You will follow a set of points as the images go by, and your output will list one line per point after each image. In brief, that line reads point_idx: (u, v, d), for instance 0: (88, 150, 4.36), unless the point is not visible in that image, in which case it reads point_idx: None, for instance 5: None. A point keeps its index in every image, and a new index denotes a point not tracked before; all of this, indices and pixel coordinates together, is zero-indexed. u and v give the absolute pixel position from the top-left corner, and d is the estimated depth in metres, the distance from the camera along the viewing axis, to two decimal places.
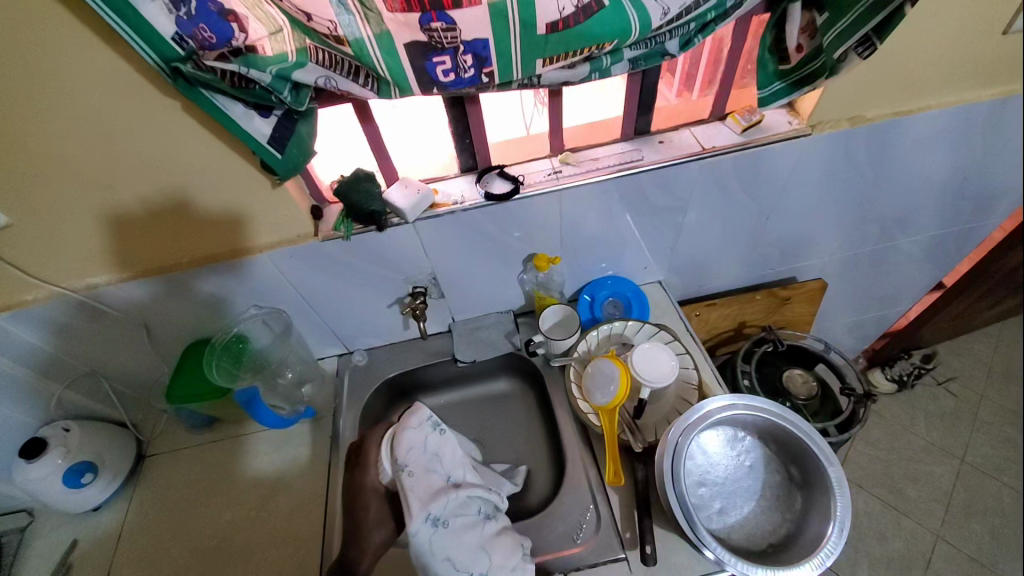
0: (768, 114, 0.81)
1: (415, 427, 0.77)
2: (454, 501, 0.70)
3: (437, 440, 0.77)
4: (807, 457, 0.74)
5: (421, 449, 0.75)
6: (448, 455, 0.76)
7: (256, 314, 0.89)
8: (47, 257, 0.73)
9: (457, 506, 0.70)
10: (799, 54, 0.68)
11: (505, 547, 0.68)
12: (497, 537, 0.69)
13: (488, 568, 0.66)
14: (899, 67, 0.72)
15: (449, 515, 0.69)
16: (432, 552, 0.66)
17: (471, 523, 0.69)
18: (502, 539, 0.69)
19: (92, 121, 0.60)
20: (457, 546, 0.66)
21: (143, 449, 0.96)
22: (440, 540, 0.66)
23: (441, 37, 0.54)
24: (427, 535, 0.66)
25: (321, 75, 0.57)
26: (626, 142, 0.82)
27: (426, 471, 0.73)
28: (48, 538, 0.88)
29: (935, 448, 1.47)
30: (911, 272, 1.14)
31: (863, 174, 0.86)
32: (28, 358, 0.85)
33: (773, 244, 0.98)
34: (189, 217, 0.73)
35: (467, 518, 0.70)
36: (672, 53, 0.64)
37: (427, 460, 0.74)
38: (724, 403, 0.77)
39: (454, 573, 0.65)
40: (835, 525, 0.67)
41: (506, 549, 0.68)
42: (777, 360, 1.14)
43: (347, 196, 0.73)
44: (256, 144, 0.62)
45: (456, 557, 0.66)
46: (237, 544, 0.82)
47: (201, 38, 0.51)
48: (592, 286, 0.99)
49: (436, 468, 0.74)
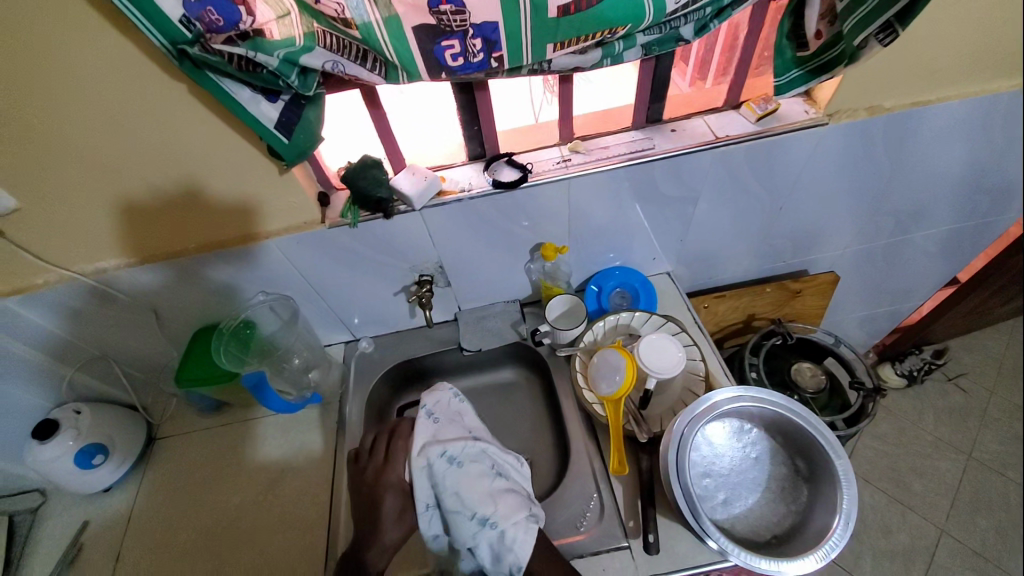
0: (784, 103, 0.79)
1: (438, 391, 0.84)
2: (472, 448, 0.74)
3: (461, 405, 0.83)
4: (814, 450, 0.74)
5: (448, 403, 0.82)
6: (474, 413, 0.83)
7: (264, 300, 0.89)
8: (59, 241, 0.74)
9: (473, 452, 0.74)
10: (819, 41, 0.66)
11: (510, 499, 0.69)
12: (505, 489, 0.70)
13: (490, 513, 0.67)
14: (923, 54, 0.70)
15: (463, 458, 0.73)
16: (442, 485, 0.71)
17: (482, 470, 0.72)
18: (508, 493, 0.70)
19: (98, 105, 0.60)
20: (466, 485, 0.70)
21: (154, 431, 0.98)
22: (452, 475, 0.71)
23: (450, 20, 0.53)
24: (439, 469, 0.72)
25: (329, 59, 0.56)
26: (637, 130, 0.81)
27: (452, 420, 0.79)
28: (62, 518, 0.90)
29: (943, 444, 1.46)
30: (925, 266, 1.12)
31: (880, 166, 0.84)
32: (40, 341, 0.86)
33: (784, 236, 0.97)
34: (195, 203, 0.73)
35: (481, 467, 0.72)
36: (687, 38, 0.62)
37: (453, 412, 0.81)
38: (730, 394, 0.77)
39: (459, 509, 0.69)
40: (841, 518, 0.67)
41: (511, 502, 0.68)
42: (786, 353, 1.13)
43: (353, 183, 0.73)
44: (263, 129, 0.61)
45: (463, 495, 0.69)
46: (245, 526, 0.84)
47: (208, 20, 0.50)
48: (599, 277, 0.98)
49: (460, 421, 0.80)
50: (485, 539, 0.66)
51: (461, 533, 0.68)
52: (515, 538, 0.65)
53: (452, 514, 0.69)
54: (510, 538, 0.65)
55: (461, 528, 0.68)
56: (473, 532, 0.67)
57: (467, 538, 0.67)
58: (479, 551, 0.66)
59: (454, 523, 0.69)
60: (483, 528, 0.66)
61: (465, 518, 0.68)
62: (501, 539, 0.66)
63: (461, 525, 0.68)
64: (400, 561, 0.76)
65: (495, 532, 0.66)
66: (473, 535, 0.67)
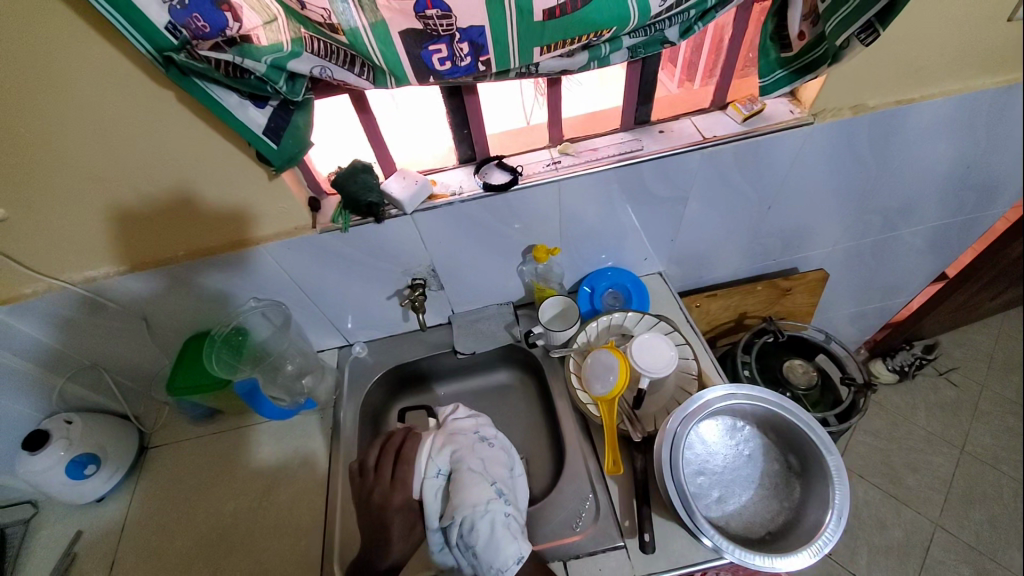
0: (770, 103, 0.80)
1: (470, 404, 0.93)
2: (502, 438, 0.81)
3: None
4: (806, 446, 0.74)
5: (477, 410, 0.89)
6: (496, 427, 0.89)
7: (256, 306, 0.88)
8: (46, 251, 0.73)
9: (501, 441, 0.81)
10: (802, 41, 0.68)
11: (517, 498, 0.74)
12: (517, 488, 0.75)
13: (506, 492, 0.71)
14: (902, 56, 0.72)
15: (493, 441, 0.80)
16: (469, 450, 0.76)
17: (503, 459, 0.77)
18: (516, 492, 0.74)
19: (85, 113, 0.60)
20: (491, 460, 0.76)
21: (146, 440, 0.97)
22: (480, 449, 0.77)
23: (437, 25, 0.53)
24: (469, 440, 0.78)
25: (317, 64, 0.56)
26: (626, 132, 0.81)
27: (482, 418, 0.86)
28: (54, 529, 0.89)
29: (936, 438, 1.47)
30: (913, 263, 1.13)
31: (865, 163, 0.85)
32: (27, 351, 0.85)
33: (774, 235, 0.98)
34: (185, 211, 0.73)
35: (504, 456, 0.78)
36: (672, 40, 0.63)
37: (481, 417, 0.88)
38: (723, 392, 0.77)
39: (480, 473, 0.73)
40: (834, 513, 0.68)
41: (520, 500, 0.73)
42: (778, 349, 1.13)
43: (344, 187, 0.73)
44: (251, 135, 0.61)
45: (486, 466, 0.74)
46: (241, 534, 0.83)
47: (194, 27, 0.51)
48: (592, 278, 0.99)
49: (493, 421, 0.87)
50: (493, 507, 0.68)
51: (466, 497, 0.69)
52: (516, 528, 0.68)
53: (467, 477, 0.72)
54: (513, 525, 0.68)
55: (475, 489, 0.70)
56: (486, 495, 0.70)
57: (478, 499, 0.69)
58: (478, 518, 0.67)
59: (469, 482, 0.71)
60: (495, 498, 0.70)
61: (484, 482, 0.71)
62: (506, 520, 0.68)
63: (479, 485, 0.70)
64: None
65: (504, 509, 0.69)
66: (485, 499, 0.69)
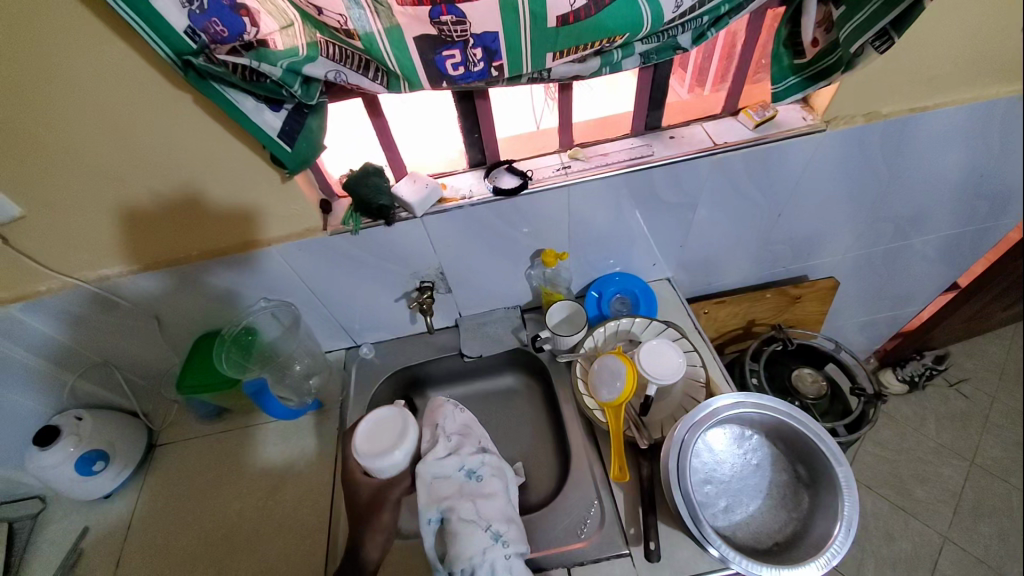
0: (781, 110, 0.80)
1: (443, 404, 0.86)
2: (489, 462, 0.76)
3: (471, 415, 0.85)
4: (815, 456, 0.73)
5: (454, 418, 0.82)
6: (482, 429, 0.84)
7: (265, 307, 0.89)
8: (60, 249, 0.75)
9: (488, 466, 0.76)
10: (814, 48, 0.68)
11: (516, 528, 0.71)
12: (515, 517, 0.72)
13: (503, 531, 0.68)
14: (917, 64, 0.71)
15: (480, 470, 0.75)
16: (456, 495, 0.71)
17: (496, 488, 0.74)
18: (515, 522, 0.71)
19: (102, 114, 0.61)
20: (481, 500, 0.71)
21: (155, 437, 0.98)
22: (466, 491, 0.72)
23: (451, 30, 0.54)
24: (453, 483, 0.73)
25: (332, 69, 0.57)
26: (637, 138, 0.82)
27: (460, 436, 0.79)
28: (62, 524, 0.90)
29: (945, 450, 1.45)
30: (924, 273, 1.12)
31: (877, 171, 0.85)
32: (40, 347, 0.86)
33: (784, 242, 0.97)
34: (196, 212, 0.74)
35: (495, 484, 0.74)
36: (685, 47, 0.63)
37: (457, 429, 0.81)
38: (731, 400, 0.77)
39: (473, 519, 0.69)
40: (842, 524, 0.67)
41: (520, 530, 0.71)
42: (787, 358, 1.13)
43: (355, 191, 0.74)
44: (266, 138, 0.62)
45: (477, 507, 0.70)
46: (246, 533, 0.84)
47: (213, 31, 0.51)
48: (600, 283, 0.98)
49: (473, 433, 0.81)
50: (494, 554, 0.66)
51: (466, 550, 0.66)
52: (518, 569, 0.67)
53: (462, 527, 0.68)
54: (516, 568, 0.66)
55: (470, 540, 0.66)
56: (483, 545, 0.66)
57: (475, 551, 0.66)
58: (479, 570, 0.65)
59: (462, 534, 0.67)
60: (493, 544, 0.67)
61: (479, 529, 0.68)
62: (507, 563, 0.66)
63: (474, 535, 0.67)
64: (397, 567, 0.76)
65: (504, 553, 0.67)
66: (483, 549, 0.66)
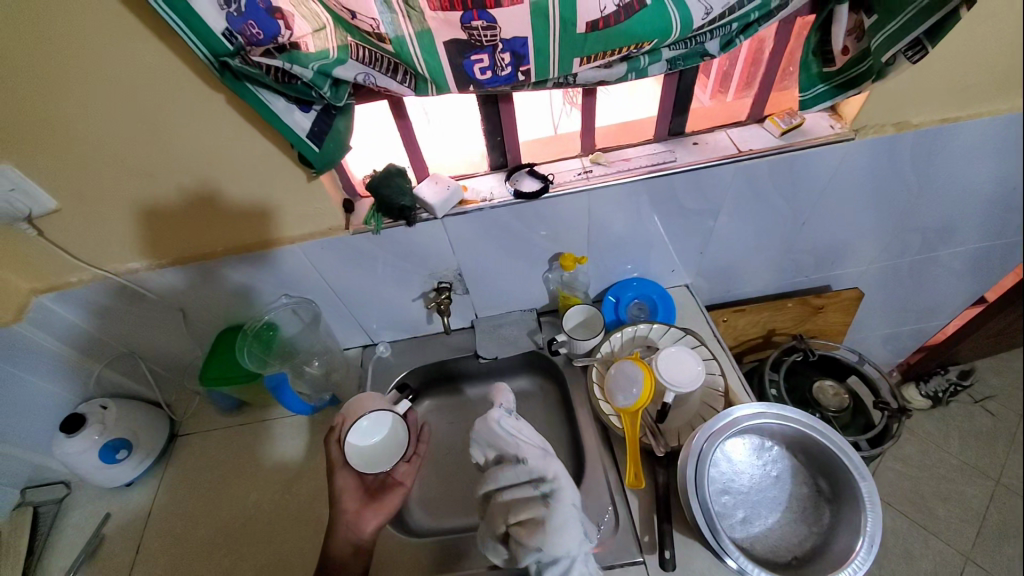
0: (808, 118, 0.79)
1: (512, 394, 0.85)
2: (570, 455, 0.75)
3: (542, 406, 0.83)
4: (837, 470, 0.72)
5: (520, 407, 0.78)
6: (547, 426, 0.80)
7: (286, 304, 0.91)
8: (95, 242, 0.77)
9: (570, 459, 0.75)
10: (845, 56, 0.66)
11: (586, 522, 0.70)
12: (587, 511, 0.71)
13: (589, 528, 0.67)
14: (955, 70, 0.69)
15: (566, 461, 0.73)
16: (567, 479, 0.68)
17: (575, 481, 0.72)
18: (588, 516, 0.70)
19: (140, 112, 0.63)
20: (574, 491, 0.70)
21: (176, 428, 1.00)
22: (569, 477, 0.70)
23: (481, 35, 0.54)
24: (559, 466, 0.70)
25: (361, 71, 0.57)
26: (659, 143, 0.81)
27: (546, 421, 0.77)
28: (86, 509, 0.92)
29: (969, 468, 1.41)
30: (951, 286, 1.09)
31: (906, 181, 0.83)
32: (71, 336, 0.89)
33: (807, 251, 0.96)
34: (224, 209, 0.76)
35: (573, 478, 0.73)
36: (712, 54, 0.63)
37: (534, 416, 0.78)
38: (752, 410, 0.75)
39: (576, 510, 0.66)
40: (865, 540, 0.66)
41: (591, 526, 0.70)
42: (808, 368, 1.11)
43: (377, 190, 0.75)
44: (295, 138, 0.63)
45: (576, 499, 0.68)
46: (261, 525, 0.85)
47: (249, 34, 0.52)
48: (617, 288, 0.98)
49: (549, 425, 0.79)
50: (582, 549, 0.65)
51: (567, 536, 0.63)
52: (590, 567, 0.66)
53: (570, 513, 0.65)
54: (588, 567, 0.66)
55: (572, 532, 0.64)
56: (579, 539, 0.64)
57: (571, 544, 0.64)
58: (563, 560, 0.64)
59: (569, 522, 0.64)
60: (584, 540, 0.65)
61: (577, 521, 0.65)
62: (584, 558, 0.66)
63: (575, 529, 0.64)
64: (409, 566, 0.76)
65: (587, 548, 0.66)
66: (577, 544, 0.64)
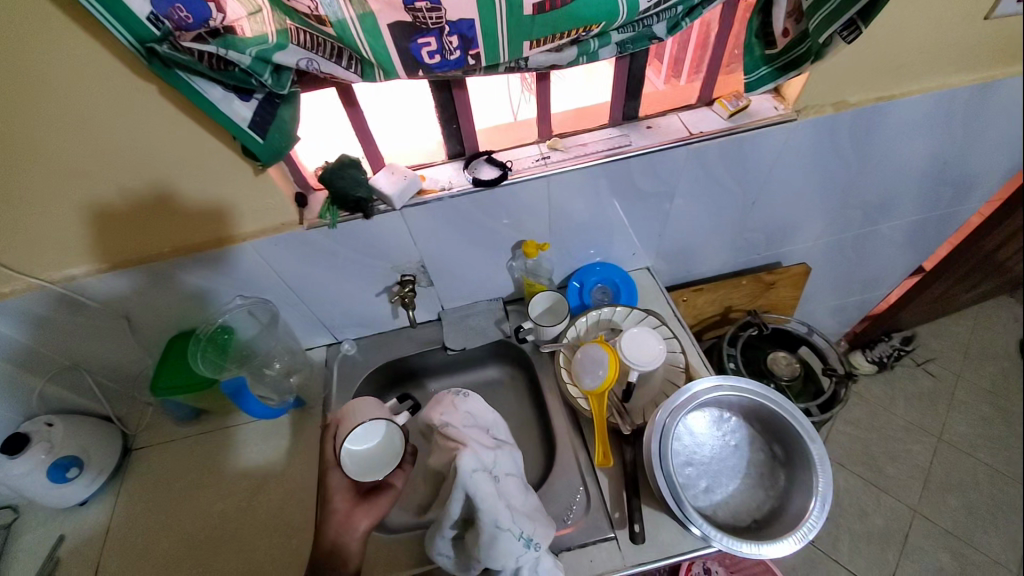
0: (754, 100, 0.82)
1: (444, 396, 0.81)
2: (504, 458, 0.73)
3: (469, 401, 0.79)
4: (790, 435, 0.76)
5: (456, 411, 0.77)
6: (488, 421, 0.79)
7: (241, 304, 0.87)
8: (23, 250, 0.71)
9: (504, 463, 0.72)
10: (786, 38, 0.69)
11: (540, 520, 0.70)
12: (536, 510, 0.71)
13: (535, 535, 0.67)
14: (885, 51, 0.73)
15: (499, 469, 0.71)
16: (492, 499, 0.66)
17: (514, 485, 0.71)
18: (533, 512, 0.70)
19: (60, 107, 0.58)
20: (513, 501, 0.68)
21: (130, 442, 0.95)
22: (498, 493, 0.68)
23: (426, 18, 0.53)
24: (488, 482, 0.67)
25: (303, 57, 0.55)
26: (614, 127, 0.82)
27: (473, 429, 0.75)
28: (35, 534, 0.87)
29: (914, 428, 1.51)
30: (891, 257, 1.17)
31: (845, 158, 0.87)
32: (3, 351, 0.82)
33: (759, 230, 1.00)
34: (169, 209, 0.72)
35: (513, 482, 0.71)
36: (660, 36, 0.63)
37: (465, 420, 0.77)
38: (710, 384, 0.78)
39: (508, 525, 0.65)
40: (817, 499, 0.70)
41: (544, 524, 0.70)
42: (762, 342, 1.16)
43: (331, 181, 0.72)
44: (237, 129, 0.60)
45: (512, 512, 0.67)
46: (229, 534, 0.82)
47: (177, 18, 0.50)
48: (581, 273, 0.99)
49: (479, 428, 0.76)
50: (524, 560, 0.65)
51: (501, 552, 0.64)
52: (546, 566, 0.67)
53: (500, 533, 0.64)
54: (543, 568, 0.67)
55: (507, 549, 0.64)
56: (517, 553, 0.65)
57: (511, 557, 0.64)
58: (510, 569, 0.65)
59: (498, 542, 0.64)
60: (527, 550, 0.65)
61: (513, 537, 0.65)
62: (535, 562, 0.66)
63: (511, 544, 0.64)
64: (385, 562, 0.75)
65: (535, 554, 0.66)
66: (517, 557, 0.65)
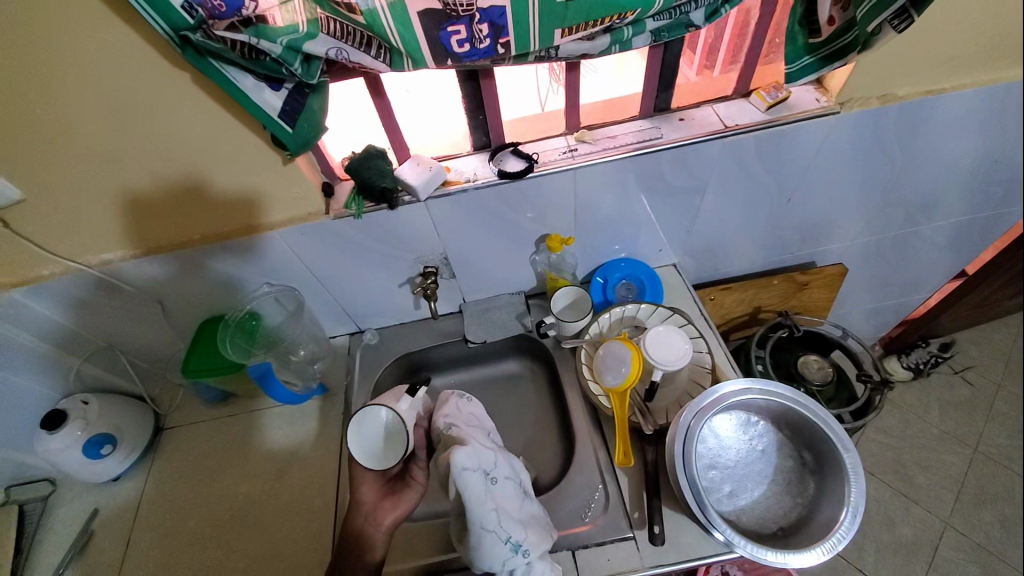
0: (795, 91, 0.78)
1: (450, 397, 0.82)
2: (502, 461, 0.73)
3: (469, 405, 0.81)
4: (822, 443, 0.73)
5: (459, 412, 0.79)
6: (488, 424, 0.81)
7: (269, 291, 0.89)
8: (65, 234, 0.74)
9: (501, 466, 0.72)
10: (831, 27, 0.65)
11: (537, 527, 0.69)
12: (532, 516, 0.70)
13: (525, 542, 0.66)
14: (938, 41, 0.69)
15: (496, 472, 0.71)
16: (479, 501, 0.67)
17: (512, 489, 0.71)
18: (530, 519, 0.69)
19: (100, 94, 0.59)
20: (505, 505, 0.68)
21: (162, 421, 0.98)
22: (489, 497, 0.68)
23: (457, 4, 0.52)
24: (478, 484, 0.68)
25: (333, 45, 0.55)
26: (646, 119, 0.80)
27: (472, 430, 0.76)
28: (72, 505, 0.91)
29: (949, 437, 1.45)
30: (932, 260, 1.11)
31: (889, 155, 0.83)
32: (44, 331, 0.86)
33: (792, 228, 0.96)
34: (201, 198, 0.73)
35: (511, 487, 0.71)
36: (697, 24, 0.61)
37: (465, 421, 0.78)
38: (738, 387, 0.76)
39: (495, 529, 0.66)
40: (848, 510, 0.67)
41: (540, 531, 0.69)
42: (792, 345, 1.13)
43: (357, 172, 0.72)
44: (266, 118, 0.60)
45: (501, 516, 0.67)
46: (252, 514, 0.85)
47: (210, 6, 0.50)
48: (605, 269, 0.97)
49: (478, 429, 0.78)
50: (513, 566, 0.65)
51: (488, 553, 0.65)
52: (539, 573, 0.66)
53: (486, 535, 0.66)
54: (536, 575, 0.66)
55: (494, 550, 0.65)
56: (504, 557, 0.65)
57: (498, 560, 0.65)
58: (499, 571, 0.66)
59: (484, 544, 0.65)
60: (515, 556, 0.65)
61: (499, 541, 0.65)
62: (527, 568, 0.66)
63: (497, 547, 0.65)
64: (402, 548, 0.77)
65: (525, 561, 0.65)
66: (504, 561, 0.65)
